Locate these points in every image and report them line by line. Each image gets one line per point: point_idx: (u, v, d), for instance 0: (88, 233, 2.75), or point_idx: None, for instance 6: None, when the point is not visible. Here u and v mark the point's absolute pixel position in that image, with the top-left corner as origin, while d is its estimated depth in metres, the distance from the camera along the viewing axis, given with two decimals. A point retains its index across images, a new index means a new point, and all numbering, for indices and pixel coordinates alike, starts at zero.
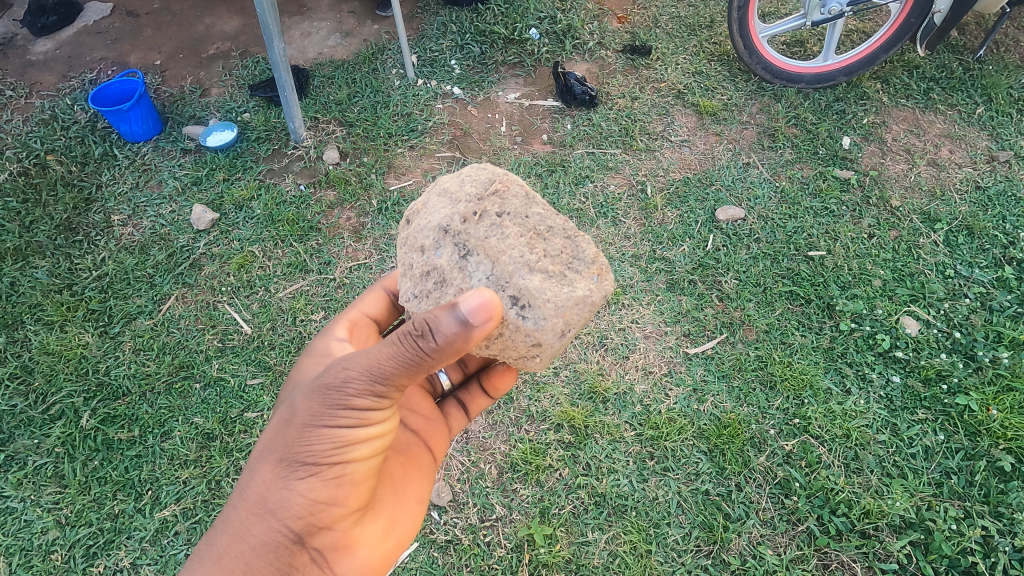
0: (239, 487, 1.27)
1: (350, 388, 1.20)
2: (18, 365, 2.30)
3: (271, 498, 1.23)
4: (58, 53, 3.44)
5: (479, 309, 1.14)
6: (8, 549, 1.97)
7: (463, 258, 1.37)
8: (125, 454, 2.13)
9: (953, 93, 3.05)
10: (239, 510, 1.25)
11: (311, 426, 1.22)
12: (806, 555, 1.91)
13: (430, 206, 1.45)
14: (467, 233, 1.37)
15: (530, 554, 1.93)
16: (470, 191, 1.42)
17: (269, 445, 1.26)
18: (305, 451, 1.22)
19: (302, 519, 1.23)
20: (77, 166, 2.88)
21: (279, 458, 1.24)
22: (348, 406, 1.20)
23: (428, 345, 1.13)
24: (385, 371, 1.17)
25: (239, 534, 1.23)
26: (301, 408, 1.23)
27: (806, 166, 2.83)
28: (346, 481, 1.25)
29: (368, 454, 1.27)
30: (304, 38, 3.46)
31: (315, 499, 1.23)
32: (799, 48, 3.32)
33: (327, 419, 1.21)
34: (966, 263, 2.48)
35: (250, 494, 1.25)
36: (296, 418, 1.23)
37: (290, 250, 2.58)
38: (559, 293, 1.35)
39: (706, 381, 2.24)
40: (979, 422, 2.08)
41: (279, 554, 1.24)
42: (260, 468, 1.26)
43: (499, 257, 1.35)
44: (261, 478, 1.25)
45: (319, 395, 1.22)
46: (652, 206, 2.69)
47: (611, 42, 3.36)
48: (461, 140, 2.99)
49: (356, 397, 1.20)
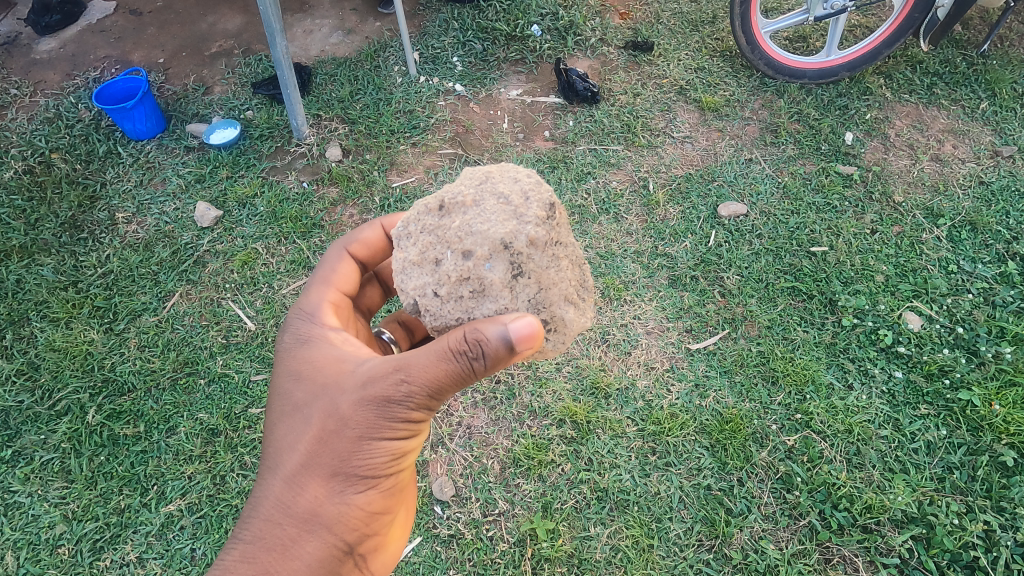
0: (280, 502, 1.25)
1: (408, 405, 1.20)
2: (24, 362, 2.32)
3: (324, 513, 1.25)
4: (62, 52, 3.45)
5: (525, 331, 1.14)
6: (17, 543, 1.99)
7: (515, 278, 1.31)
8: (130, 450, 2.15)
9: (957, 88, 3.04)
10: (288, 526, 1.24)
11: (365, 441, 1.23)
12: (808, 549, 1.91)
13: (487, 210, 1.33)
14: (529, 256, 1.31)
15: (532, 549, 1.94)
16: (540, 212, 1.34)
17: (315, 461, 1.24)
18: (358, 466, 1.24)
19: (357, 528, 1.29)
20: (81, 164, 2.89)
21: (330, 474, 1.24)
22: (404, 421, 1.22)
23: (492, 368, 1.16)
24: (445, 391, 1.20)
25: (289, 550, 1.24)
26: (352, 423, 1.21)
27: (808, 162, 2.82)
28: (395, 486, 1.32)
29: (411, 458, 1.33)
30: (307, 36, 3.47)
31: (368, 507, 1.29)
32: (802, 43, 3.31)
33: (383, 434, 1.23)
34: (969, 258, 2.47)
35: (299, 510, 1.24)
36: (348, 434, 1.22)
37: (293, 247, 2.60)
38: (580, 327, 1.45)
39: (708, 376, 2.24)
40: (982, 417, 2.08)
41: (331, 563, 1.28)
42: (307, 484, 1.24)
43: (551, 287, 1.34)
44: (311, 494, 1.24)
45: (373, 412, 1.21)
46: (654, 202, 2.69)
47: (613, 39, 3.36)
48: (463, 137, 2.99)
49: (412, 413, 1.22)
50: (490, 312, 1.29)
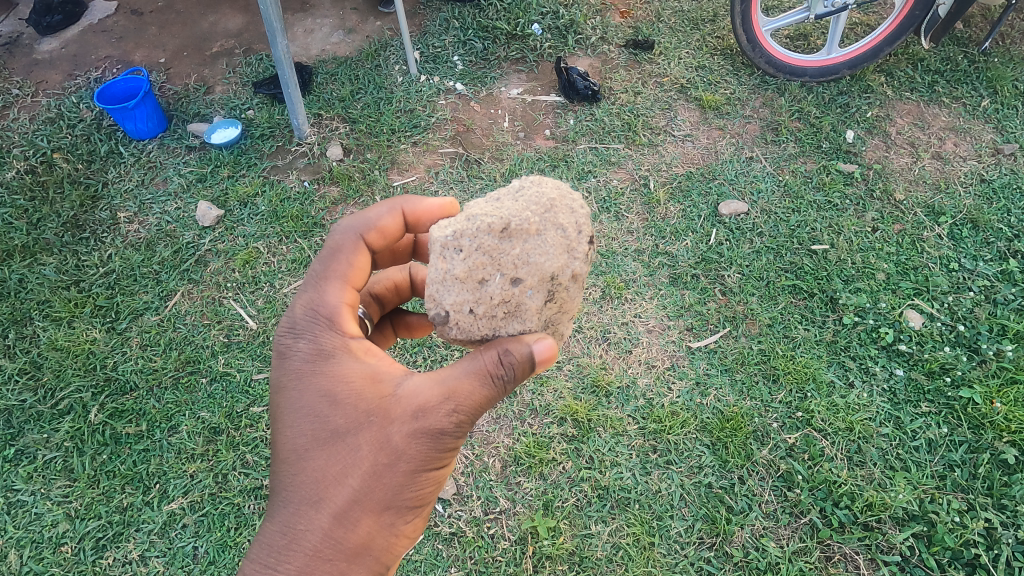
0: (331, 538, 1.19)
1: (459, 431, 1.23)
2: (27, 361, 2.33)
3: (374, 545, 1.23)
4: (64, 52, 3.46)
5: (546, 351, 1.26)
6: (20, 541, 1.99)
7: (546, 305, 1.36)
8: (133, 449, 2.15)
9: (958, 86, 3.04)
10: (339, 562, 1.20)
11: (417, 472, 1.22)
12: (809, 547, 1.92)
13: (547, 240, 1.32)
14: (566, 288, 1.36)
15: (534, 546, 1.94)
16: (587, 248, 1.38)
17: (368, 495, 1.20)
18: (408, 496, 1.24)
19: (398, 554, 1.29)
20: (83, 163, 2.90)
21: (381, 507, 1.22)
22: (452, 447, 1.25)
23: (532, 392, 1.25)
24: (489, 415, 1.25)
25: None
26: (408, 454, 1.20)
27: (809, 160, 2.82)
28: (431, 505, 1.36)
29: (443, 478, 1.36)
30: (308, 35, 3.47)
31: (409, 532, 1.30)
32: (803, 41, 3.31)
33: (436, 460, 1.24)
34: (970, 256, 2.47)
35: (351, 546, 1.21)
36: (404, 466, 1.21)
37: (294, 246, 2.60)
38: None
39: (709, 374, 2.24)
40: (983, 414, 2.08)
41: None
42: (360, 518, 1.21)
43: (568, 313, 1.43)
44: (361, 528, 1.21)
45: (426, 441, 1.20)
46: (655, 200, 2.69)
47: (614, 37, 3.36)
48: (464, 136, 3.00)
49: (460, 439, 1.25)
50: (514, 331, 1.33)
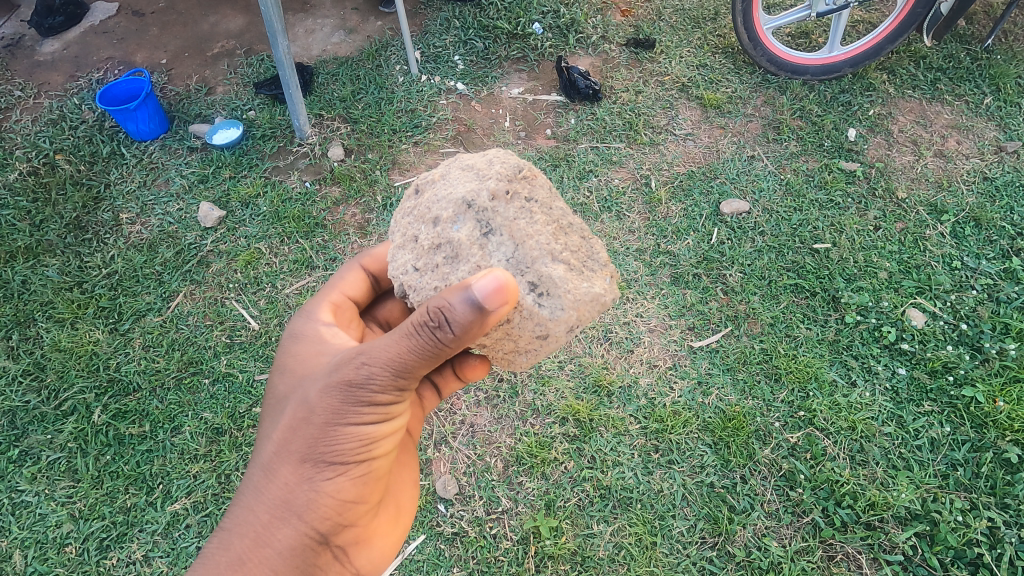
0: (256, 488, 1.26)
1: (371, 384, 1.20)
2: (31, 362, 2.34)
3: (297, 500, 1.24)
4: (66, 53, 3.46)
5: (488, 287, 1.10)
6: (24, 542, 2.00)
7: (485, 235, 1.34)
8: (136, 449, 2.16)
9: (961, 83, 3.03)
10: (261, 513, 1.24)
11: (333, 426, 1.22)
12: (811, 546, 1.92)
13: (452, 178, 1.41)
14: (494, 210, 1.34)
15: (535, 546, 1.94)
16: (502, 170, 1.39)
17: (287, 446, 1.25)
18: (328, 452, 1.23)
19: (330, 519, 1.26)
20: (86, 165, 2.91)
21: (302, 460, 1.24)
22: (371, 403, 1.22)
23: (453, 339, 1.13)
24: (409, 368, 1.18)
25: (264, 541, 1.23)
26: (318, 405, 1.22)
27: (811, 158, 2.81)
28: (372, 477, 1.30)
29: (388, 448, 1.30)
30: (308, 35, 3.48)
31: (342, 497, 1.26)
32: (804, 39, 3.30)
33: (351, 417, 1.22)
34: (973, 254, 2.46)
35: (272, 497, 1.24)
36: (316, 418, 1.22)
37: (296, 246, 2.61)
38: (579, 288, 1.36)
39: (710, 374, 2.24)
40: (986, 413, 2.07)
41: (305, 556, 1.26)
42: (280, 470, 1.25)
43: (527, 241, 1.33)
44: (285, 480, 1.24)
45: (340, 394, 1.21)
46: (656, 200, 2.69)
47: (615, 36, 3.35)
48: (465, 136, 3.00)
49: (379, 395, 1.21)
50: (463, 273, 1.30)
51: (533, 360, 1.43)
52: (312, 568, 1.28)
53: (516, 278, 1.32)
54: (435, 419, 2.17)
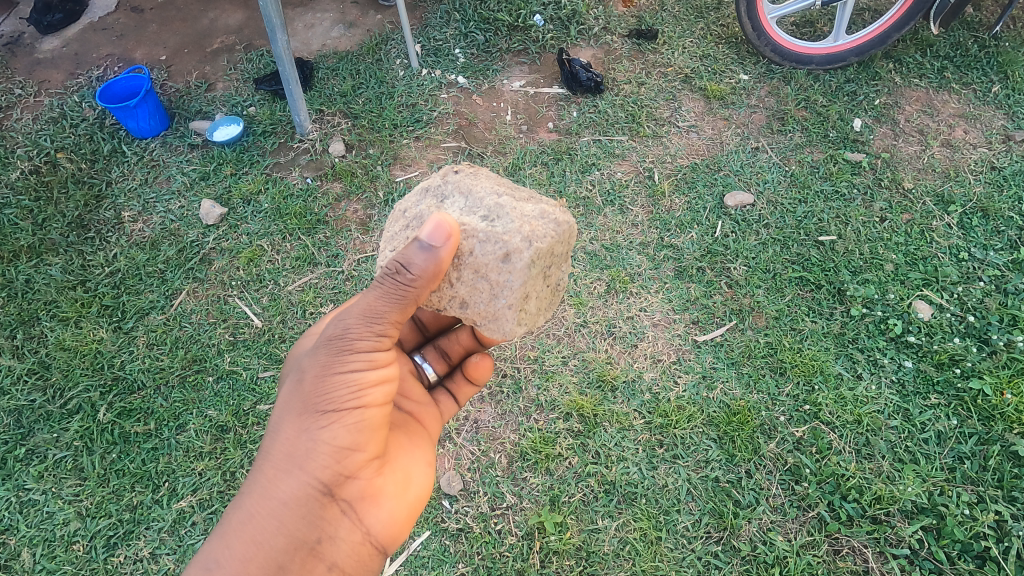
0: (262, 449, 1.27)
1: (352, 332, 1.24)
2: (35, 361, 2.34)
3: (298, 451, 1.24)
4: (65, 50, 3.45)
5: (432, 231, 1.26)
6: (32, 540, 2.02)
7: (440, 200, 1.44)
8: (141, 447, 2.16)
9: (969, 71, 2.98)
10: (266, 470, 1.25)
11: (323, 377, 1.24)
12: (817, 541, 1.91)
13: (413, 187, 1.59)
14: (445, 181, 1.48)
15: (541, 542, 1.94)
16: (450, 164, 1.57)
17: (286, 405, 1.27)
18: (320, 400, 1.24)
19: (329, 469, 1.24)
20: (87, 163, 2.90)
21: (298, 412, 1.25)
22: (355, 351, 1.24)
23: (415, 274, 1.23)
24: (382, 310, 1.24)
25: (268, 496, 1.23)
26: (310, 361, 1.26)
27: (816, 150, 2.78)
28: (367, 427, 1.27)
29: (383, 397, 1.28)
30: (308, 30, 3.45)
31: (340, 446, 1.25)
32: (809, 28, 3.26)
33: (339, 366, 1.24)
34: (980, 245, 2.44)
35: (275, 453, 1.25)
36: (307, 373, 1.25)
37: (298, 243, 2.60)
38: (525, 208, 1.39)
39: (715, 367, 2.23)
40: (993, 406, 2.06)
41: (311, 506, 1.25)
42: (281, 426, 1.26)
43: (472, 190, 1.43)
44: (284, 436, 1.25)
45: (326, 345, 1.25)
46: (659, 192, 2.67)
47: (617, 27, 3.32)
48: (466, 129, 2.97)
49: (360, 339, 1.24)
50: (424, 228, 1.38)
51: (512, 298, 1.36)
52: (319, 522, 1.26)
53: (471, 216, 1.38)
54: None
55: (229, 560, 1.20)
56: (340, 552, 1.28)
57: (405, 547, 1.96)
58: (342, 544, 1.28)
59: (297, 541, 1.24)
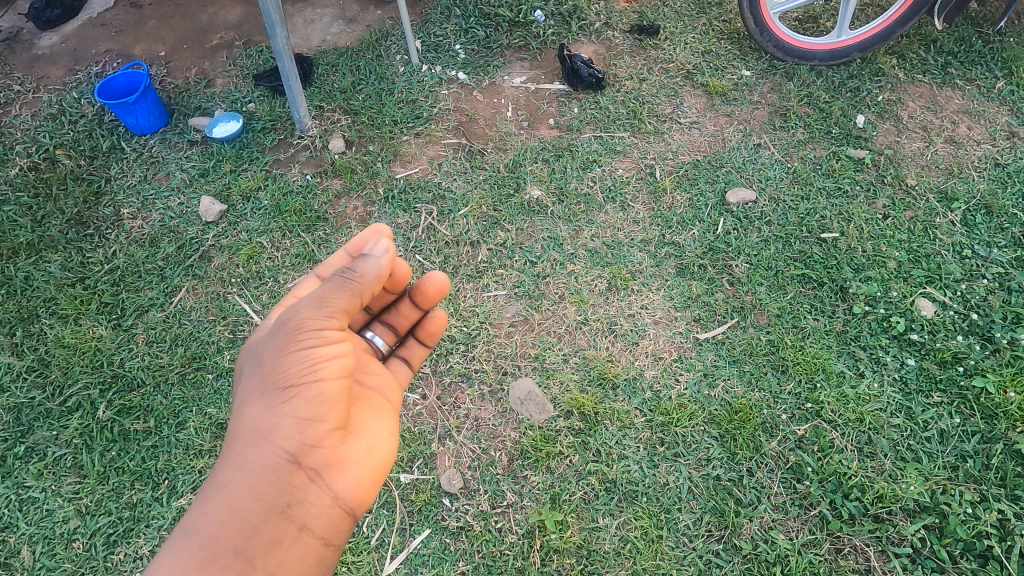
0: (231, 429, 1.38)
1: (306, 316, 1.38)
2: (35, 359, 2.33)
3: (264, 424, 1.35)
4: (64, 46, 3.43)
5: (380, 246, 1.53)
6: (32, 538, 2.01)
7: None
8: (141, 445, 2.16)
9: (973, 67, 2.96)
10: (235, 446, 1.36)
11: (281, 357, 1.35)
12: (819, 539, 1.90)
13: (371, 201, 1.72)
14: None
15: (541, 540, 1.94)
16: None
17: (249, 388, 1.39)
18: (279, 378, 1.35)
19: (293, 438, 1.35)
20: (86, 159, 2.89)
21: (261, 391, 1.37)
22: (309, 331, 1.36)
23: (359, 274, 1.47)
24: (331, 298, 1.41)
25: (239, 467, 1.34)
26: (269, 347, 1.38)
27: (819, 146, 2.77)
28: (325, 398, 1.36)
29: (341, 370, 1.38)
30: (308, 26, 3.43)
31: (300, 417, 1.35)
32: (812, 24, 3.23)
33: (295, 346, 1.35)
34: (984, 242, 2.42)
35: (242, 429, 1.36)
36: (267, 357, 1.38)
37: (298, 240, 2.59)
38: None
39: (716, 365, 2.22)
40: (997, 404, 2.05)
41: (279, 474, 1.36)
42: (246, 407, 1.38)
43: None
44: (249, 414, 1.36)
45: (281, 331, 1.38)
46: (661, 189, 2.65)
47: (618, 23, 3.30)
48: (467, 126, 2.96)
49: (314, 321, 1.38)
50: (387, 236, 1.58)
51: None
52: (288, 488, 1.37)
53: None
54: (440, 413, 2.17)
55: (207, 526, 1.30)
56: (310, 515, 1.38)
57: (405, 545, 1.96)
58: (311, 507, 1.38)
59: (269, 505, 1.34)
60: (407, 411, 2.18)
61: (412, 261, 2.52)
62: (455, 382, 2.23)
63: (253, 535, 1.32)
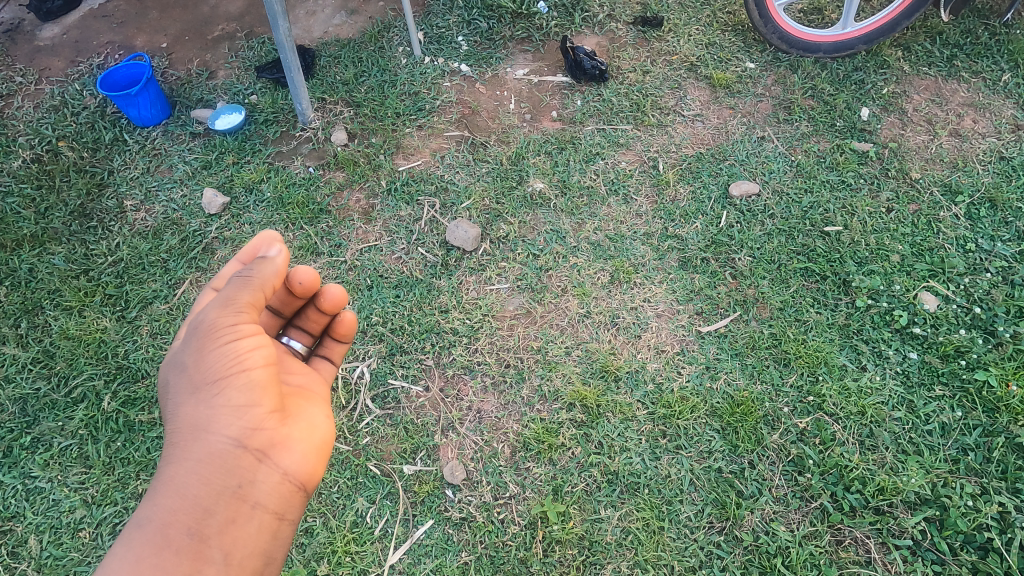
0: (167, 429, 1.35)
1: (217, 316, 1.35)
2: (40, 350, 2.35)
3: (199, 417, 1.33)
4: (66, 38, 3.43)
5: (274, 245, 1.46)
6: (39, 527, 2.03)
7: None
8: (146, 436, 2.17)
9: (979, 59, 2.94)
10: (173, 443, 1.32)
11: (204, 355, 1.34)
12: (820, 531, 1.91)
13: None
14: None
15: (543, 531, 1.95)
16: None
17: (176, 389, 1.35)
18: (205, 373, 1.34)
19: (231, 423, 1.33)
20: (89, 152, 2.89)
21: (189, 389, 1.34)
22: (223, 327, 1.34)
23: (258, 270, 1.41)
24: (236, 295, 1.37)
25: (182, 458, 1.31)
26: (190, 351, 1.36)
27: (822, 139, 2.76)
28: (255, 384, 1.37)
29: (265, 359, 1.39)
30: (309, 17, 3.41)
31: (234, 404, 1.34)
32: (817, 15, 3.21)
33: (217, 342, 1.34)
34: (988, 236, 2.42)
35: (178, 425, 1.33)
36: (189, 359, 1.35)
37: (300, 233, 2.59)
38: None
39: (719, 359, 2.22)
40: (998, 398, 2.05)
41: (224, 459, 1.33)
42: (178, 404, 1.35)
43: None
44: (183, 411, 1.34)
45: (196, 334, 1.36)
46: (664, 182, 2.65)
47: (622, 14, 3.28)
48: (469, 118, 2.95)
49: (223, 319, 1.34)
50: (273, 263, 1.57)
51: None
52: (234, 470, 1.33)
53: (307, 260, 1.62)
54: (443, 406, 2.18)
55: (157, 516, 1.24)
56: (263, 493, 1.36)
57: (408, 536, 1.97)
58: (262, 485, 1.36)
59: (219, 488, 1.31)
60: (409, 404, 2.19)
61: (414, 254, 2.52)
62: (458, 374, 2.24)
63: (206, 517, 1.28)
